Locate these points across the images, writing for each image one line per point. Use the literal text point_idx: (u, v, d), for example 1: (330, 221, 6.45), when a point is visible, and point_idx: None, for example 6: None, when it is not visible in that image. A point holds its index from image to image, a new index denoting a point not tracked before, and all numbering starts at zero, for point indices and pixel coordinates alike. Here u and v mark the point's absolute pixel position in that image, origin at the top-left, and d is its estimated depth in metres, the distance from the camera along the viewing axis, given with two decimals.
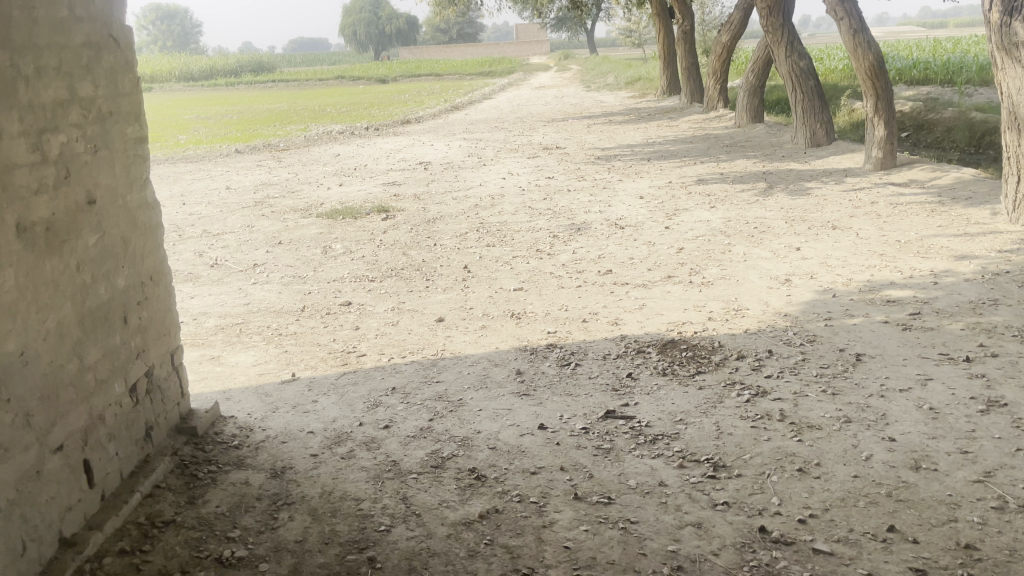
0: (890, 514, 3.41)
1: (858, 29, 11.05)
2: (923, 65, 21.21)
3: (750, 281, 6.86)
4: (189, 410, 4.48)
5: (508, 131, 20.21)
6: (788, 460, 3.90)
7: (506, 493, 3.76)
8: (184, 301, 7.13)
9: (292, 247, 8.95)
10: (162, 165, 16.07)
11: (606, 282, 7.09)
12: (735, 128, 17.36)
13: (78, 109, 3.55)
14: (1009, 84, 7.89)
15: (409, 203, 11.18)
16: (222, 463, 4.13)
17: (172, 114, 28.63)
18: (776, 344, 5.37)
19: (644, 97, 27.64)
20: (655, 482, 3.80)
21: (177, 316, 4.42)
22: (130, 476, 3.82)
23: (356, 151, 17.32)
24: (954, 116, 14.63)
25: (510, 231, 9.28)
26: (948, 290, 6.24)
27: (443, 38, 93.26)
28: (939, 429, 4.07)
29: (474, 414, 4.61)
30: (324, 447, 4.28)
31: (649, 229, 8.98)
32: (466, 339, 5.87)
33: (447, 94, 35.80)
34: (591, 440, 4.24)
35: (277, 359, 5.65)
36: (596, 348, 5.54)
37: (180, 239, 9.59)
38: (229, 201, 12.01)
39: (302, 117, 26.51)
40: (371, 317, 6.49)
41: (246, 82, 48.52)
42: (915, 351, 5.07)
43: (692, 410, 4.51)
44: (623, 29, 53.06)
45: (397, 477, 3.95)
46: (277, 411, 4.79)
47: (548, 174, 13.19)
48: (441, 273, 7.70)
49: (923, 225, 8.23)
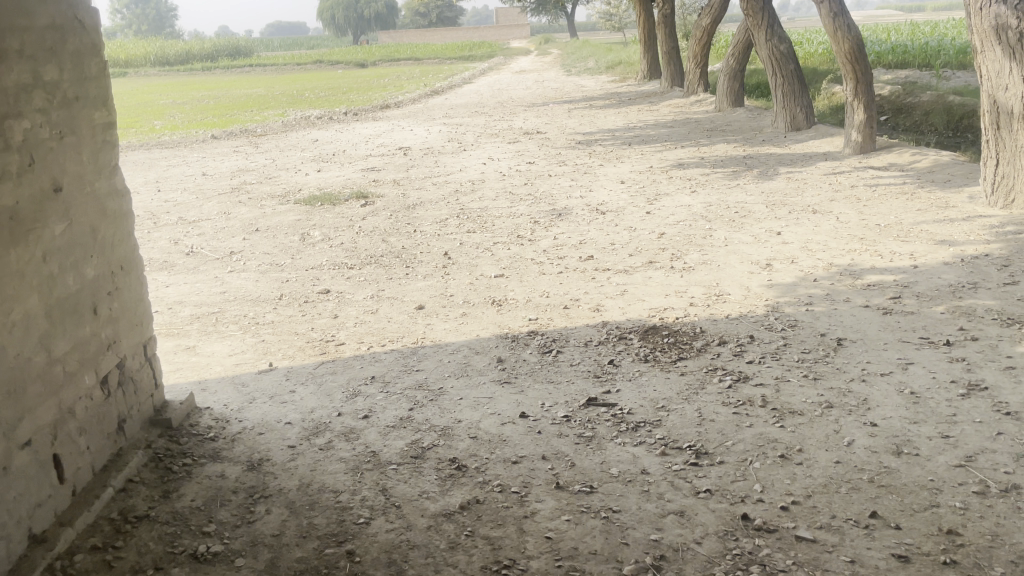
0: (872, 500, 3.40)
1: (839, 12, 11.10)
2: (902, 49, 21.29)
3: (731, 266, 6.84)
4: (163, 401, 4.39)
5: (488, 116, 20.08)
6: (771, 447, 3.88)
7: (487, 483, 3.72)
8: (159, 290, 7.01)
9: (270, 234, 8.83)
10: (136, 151, 15.81)
11: (588, 268, 7.04)
12: (716, 112, 17.34)
13: (43, 94, 3.44)
14: (988, 68, 7.87)
15: (388, 189, 11.07)
16: (197, 456, 4.06)
17: (148, 100, 28.21)
18: (758, 329, 5.36)
19: (624, 81, 27.56)
20: (637, 470, 3.76)
21: (150, 306, 4.32)
22: (102, 470, 3.74)
23: (334, 136, 17.13)
24: (932, 99, 14.68)
25: (491, 216, 9.21)
26: (928, 273, 6.25)
27: (423, 22, 92.67)
28: (920, 414, 4.07)
29: (455, 403, 4.56)
30: (302, 438, 4.22)
31: (630, 214, 8.94)
32: (447, 327, 5.81)
33: (427, 78, 35.49)
34: (572, 428, 4.20)
35: (254, 348, 5.57)
36: (578, 334, 5.50)
37: (155, 227, 9.43)
38: (205, 188, 11.83)
39: (279, 102, 26.19)
40: (350, 305, 6.40)
41: (222, 66, 47.87)
42: (896, 335, 5.07)
43: (674, 397, 4.48)
44: (604, 12, 52.86)
45: (376, 468, 3.89)
46: (254, 401, 4.71)
47: (529, 159, 13.10)
48: (421, 260, 7.62)
49: (903, 209, 8.25)
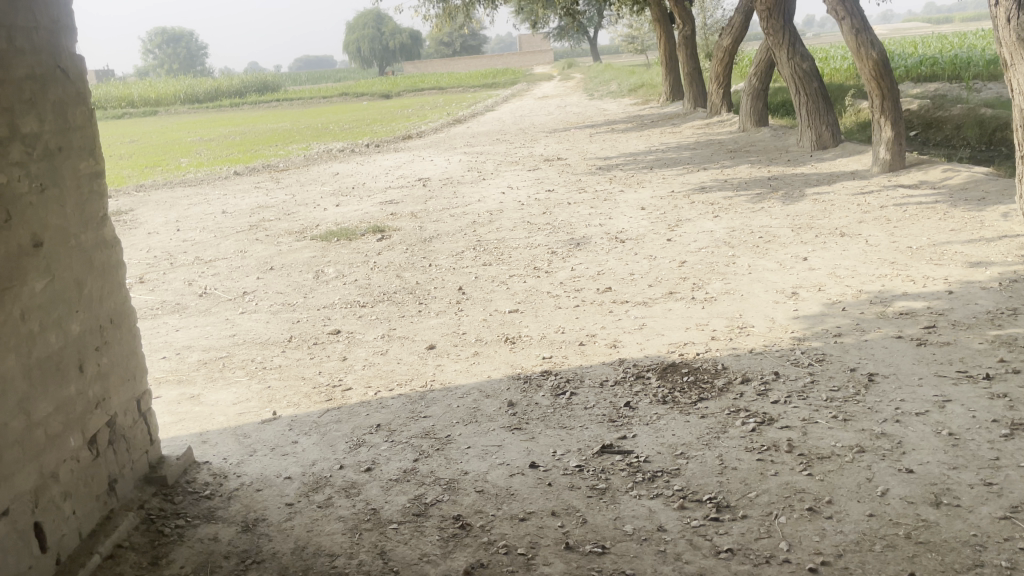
0: (910, 559, 3.11)
1: (861, 28, 10.82)
2: (930, 61, 20.85)
3: (755, 295, 6.56)
4: (159, 457, 4.23)
5: (510, 144, 19.96)
6: (798, 499, 3.60)
7: (492, 544, 3.48)
8: (169, 335, 6.89)
9: (284, 273, 8.72)
10: (160, 189, 15.93)
11: (605, 301, 6.81)
12: (739, 133, 17.06)
13: (21, 146, 3.29)
14: (1019, 81, 7.56)
15: (406, 222, 10.93)
16: (191, 517, 3.88)
17: (176, 138, 28.56)
18: (783, 364, 5.08)
19: (646, 104, 27.33)
20: (654, 527, 3.50)
21: (144, 358, 4.16)
22: (90, 535, 3.55)
23: (355, 169, 17.13)
24: (963, 112, 14.28)
25: (508, 248, 9.03)
26: (963, 299, 5.93)
27: (447, 51, 94.17)
28: (959, 458, 3.77)
29: (462, 453, 4.33)
30: (301, 495, 4.03)
31: (651, 242, 8.70)
32: (458, 367, 5.60)
33: (450, 107, 35.49)
34: (585, 479, 3.95)
35: (259, 396, 5.39)
36: (593, 374, 5.25)
37: (171, 268, 9.38)
38: (224, 226, 11.81)
39: (305, 136, 26.44)
40: (360, 346, 6.23)
41: (250, 102, 48.63)
42: (931, 369, 4.77)
43: (694, 442, 4.21)
44: (627, 34, 53.06)
45: (376, 528, 3.68)
46: (255, 454, 4.53)
47: (548, 186, 12.94)
48: (434, 295, 7.44)
49: (935, 229, 7.92)
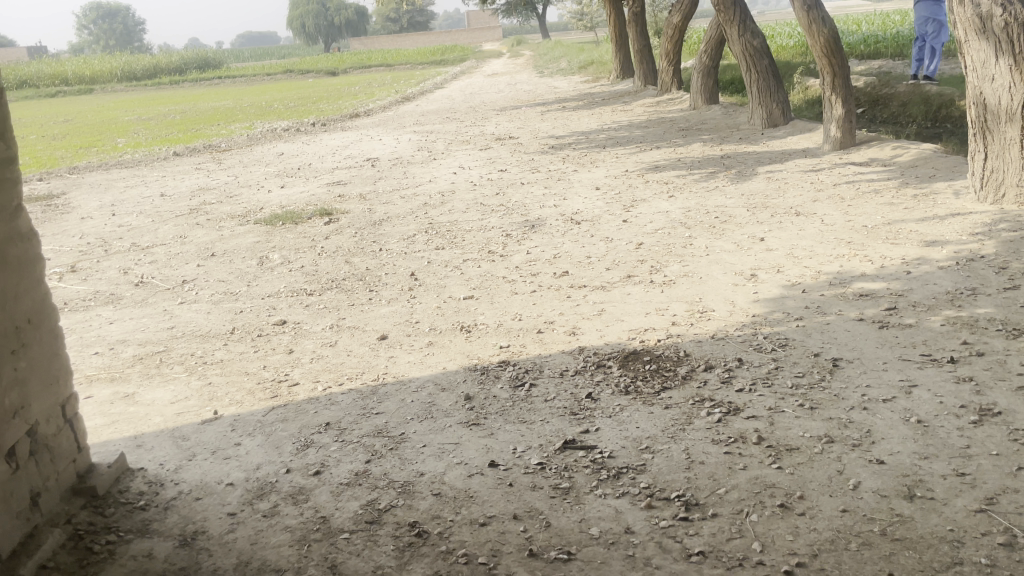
0: (887, 558, 2.99)
1: (812, 5, 10.72)
2: (873, 39, 21.00)
3: (713, 278, 6.43)
4: (89, 465, 3.91)
5: (459, 122, 19.58)
6: (768, 494, 3.46)
7: (451, 553, 3.27)
8: (102, 328, 6.50)
9: (225, 260, 8.32)
10: (93, 172, 15.19)
11: (563, 285, 6.61)
12: (690, 110, 16.96)
13: None
14: (973, 58, 7.57)
15: (354, 204, 10.55)
16: (124, 532, 3.58)
17: (112, 117, 27.53)
18: (746, 351, 4.95)
19: (597, 82, 27.13)
20: (620, 530, 3.33)
21: (68, 360, 3.81)
22: (10, 557, 3.24)
23: (300, 149, 16.60)
24: (909, 89, 14.36)
25: (461, 231, 8.76)
26: (922, 280, 5.87)
27: (393, 28, 92.61)
28: (930, 447, 3.68)
29: (417, 453, 4.11)
30: (244, 503, 3.77)
31: (607, 223, 8.53)
32: (411, 359, 5.36)
33: (398, 84, 34.95)
34: (547, 478, 3.77)
35: (199, 393, 5.09)
36: (552, 364, 5.06)
37: (105, 255, 8.90)
38: (162, 209, 11.29)
39: (249, 115, 25.58)
40: (307, 338, 5.94)
41: (189, 79, 46.92)
42: (895, 353, 4.69)
43: (658, 436, 4.05)
44: (575, 10, 52.58)
45: (325, 539, 3.44)
46: (194, 459, 4.24)
47: (500, 166, 12.65)
48: (385, 282, 7.16)
49: (889, 208, 7.88)
